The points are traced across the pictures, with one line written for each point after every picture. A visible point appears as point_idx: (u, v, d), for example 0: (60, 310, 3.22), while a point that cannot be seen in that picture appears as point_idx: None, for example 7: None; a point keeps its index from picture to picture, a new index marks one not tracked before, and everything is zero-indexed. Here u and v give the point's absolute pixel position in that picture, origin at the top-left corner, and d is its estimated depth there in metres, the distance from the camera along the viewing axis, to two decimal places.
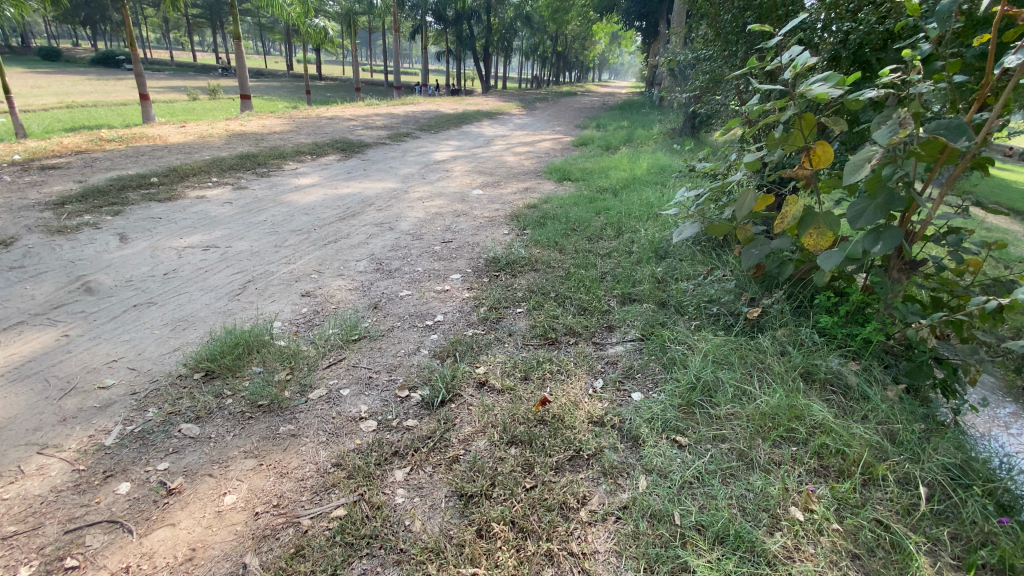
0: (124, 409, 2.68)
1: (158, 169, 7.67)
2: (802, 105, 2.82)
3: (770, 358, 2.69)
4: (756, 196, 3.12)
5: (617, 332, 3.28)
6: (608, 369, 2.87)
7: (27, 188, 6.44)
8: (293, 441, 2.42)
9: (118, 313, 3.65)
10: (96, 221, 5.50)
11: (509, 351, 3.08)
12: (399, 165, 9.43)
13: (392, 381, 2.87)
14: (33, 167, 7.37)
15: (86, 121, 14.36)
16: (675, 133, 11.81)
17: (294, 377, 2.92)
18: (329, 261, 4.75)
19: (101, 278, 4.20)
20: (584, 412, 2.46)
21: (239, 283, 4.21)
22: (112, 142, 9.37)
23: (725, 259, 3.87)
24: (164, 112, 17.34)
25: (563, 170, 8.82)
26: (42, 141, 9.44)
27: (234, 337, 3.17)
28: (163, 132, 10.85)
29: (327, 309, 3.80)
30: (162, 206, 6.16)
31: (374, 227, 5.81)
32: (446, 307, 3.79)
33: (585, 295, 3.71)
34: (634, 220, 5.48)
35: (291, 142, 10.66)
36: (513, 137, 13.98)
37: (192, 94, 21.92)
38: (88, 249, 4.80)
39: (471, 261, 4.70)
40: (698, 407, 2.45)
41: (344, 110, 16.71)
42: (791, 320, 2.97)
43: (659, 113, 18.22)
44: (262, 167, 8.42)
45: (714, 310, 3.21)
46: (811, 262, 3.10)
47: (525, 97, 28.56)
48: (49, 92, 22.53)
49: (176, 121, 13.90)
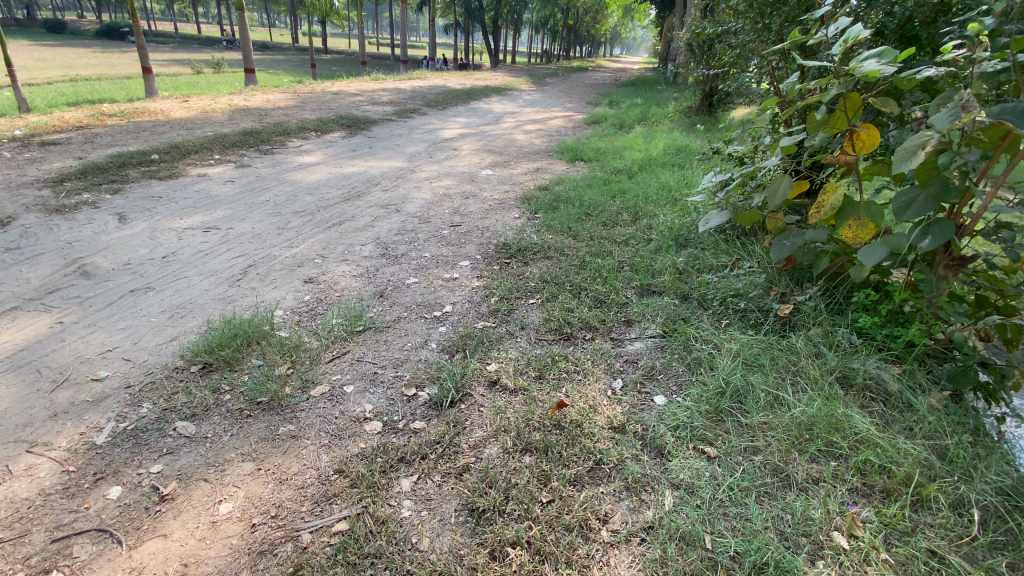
0: (117, 405, 2.55)
1: (160, 145, 7.47)
2: (848, 83, 2.55)
3: (804, 361, 2.51)
4: (791, 184, 2.89)
5: (636, 327, 3.10)
6: (628, 368, 2.70)
7: (26, 164, 6.28)
8: (293, 443, 2.28)
9: (114, 299, 3.51)
10: (95, 200, 5.33)
11: (522, 347, 2.91)
12: (406, 143, 9.15)
13: (398, 377, 2.71)
14: (32, 142, 7.20)
15: (89, 95, 14.15)
16: (691, 112, 11.39)
17: (296, 371, 2.77)
18: (333, 245, 4.57)
19: (99, 261, 4.05)
20: (603, 417, 2.29)
21: (240, 268, 4.04)
22: (114, 117, 9.16)
23: (752, 249, 3.65)
24: (167, 86, 17.02)
25: (575, 149, 8.52)
26: (43, 115, 9.24)
27: (233, 327, 3.01)
28: (166, 107, 10.59)
29: (331, 298, 3.63)
30: (163, 184, 5.99)
31: (380, 208, 5.60)
32: (455, 296, 3.61)
33: (601, 286, 3.52)
34: (651, 205, 5.24)
35: (295, 117, 10.39)
36: (523, 114, 13.59)
37: (196, 67, 21.46)
38: (85, 230, 4.64)
39: (481, 246, 4.50)
40: (728, 414, 2.27)
41: (350, 85, 16.32)
42: (826, 319, 2.77)
43: (675, 90, 17.63)
44: (265, 144, 8.20)
45: (741, 305, 3.02)
46: (847, 255, 2.89)
47: (535, 73, 27.86)
48: (53, 66, 22.09)
49: (179, 95, 13.61)
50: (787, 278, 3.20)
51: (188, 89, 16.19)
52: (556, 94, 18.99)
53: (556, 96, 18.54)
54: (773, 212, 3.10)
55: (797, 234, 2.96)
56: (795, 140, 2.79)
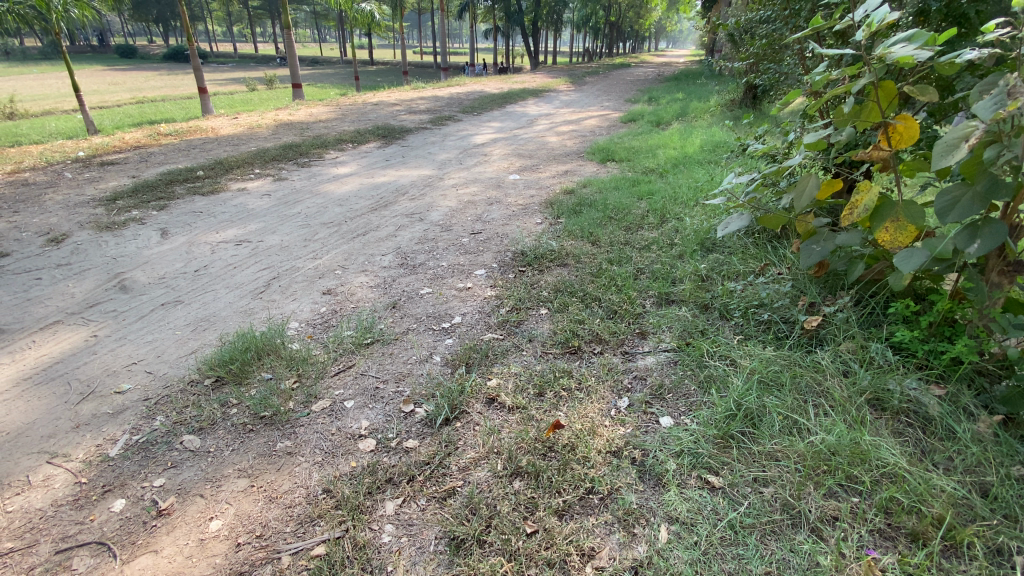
0: (134, 417, 2.67)
1: (205, 162, 7.89)
2: (878, 72, 2.30)
3: (830, 381, 2.27)
4: (819, 183, 2.63)
5: (650, 339, 2.93)
6: (635, 386, 2.54)
7: (86, 184, 6.78)
8: (288, 460, 2.28)
9: (145, 312, 3.70)
10: (142, 216, 5.68)
11: (525, 361, 2.82)
12: (438, 150, 9.24)
13: (398, 392, 2.67)
14: (93, 163, 7.77)
15: (154, 115, 15.22)
16: (734, 105, 10.87)
17: (301, 386, 2.78)
18: (355, 256, 4.64)
19: (137, 275, 4.30)
20: (602, 440, 2.16)
21: (264, 280, 4.16)
22: (169, 136, 9.78)
23: (783, 253, 3.37)
24: (224, 104, 18.06)
25: (607, 149, 8.30)
26: (107, 137, 9.98)
27: (245, 340, 3.08)
28: (216, 124, 11.20)
29: (345, 309, 3.67)
30: (204, 199, 6.30)
31: (404, 218, 5.65)
32: (465, 307, 3.55)
33: (616, 296, 3.36)
34: (679, 206, 4.99)
35: (334, 130, 10.74)
36: (559, 115, 13.43)
37: (250, 85, 22.57)
38: (130, 245, 4.95)
39: (498, 254, 4.43)
40: (738, 440, 2.08)
41: (391, 95, 16.72)
42: (860, 332, 2.51)
43: (719, 83, 16.94)
44: (303, 156, 8.49)
45: (765, 316, 2.78)
46: (886, 260, 2.61)
47: (575, 72, 27.63)
48: (125, 90, 23.86)
49: (231, 112, 14.39)
50: (820, 286, 2.94)
51: (241, 106, 17.06)
52: (595, 93, 18.67)
53: (594, 95, 18.22)
54: (802, 214, 2.85)
55: (828, 238, 2.70)
56: (822, 136, 2.55)
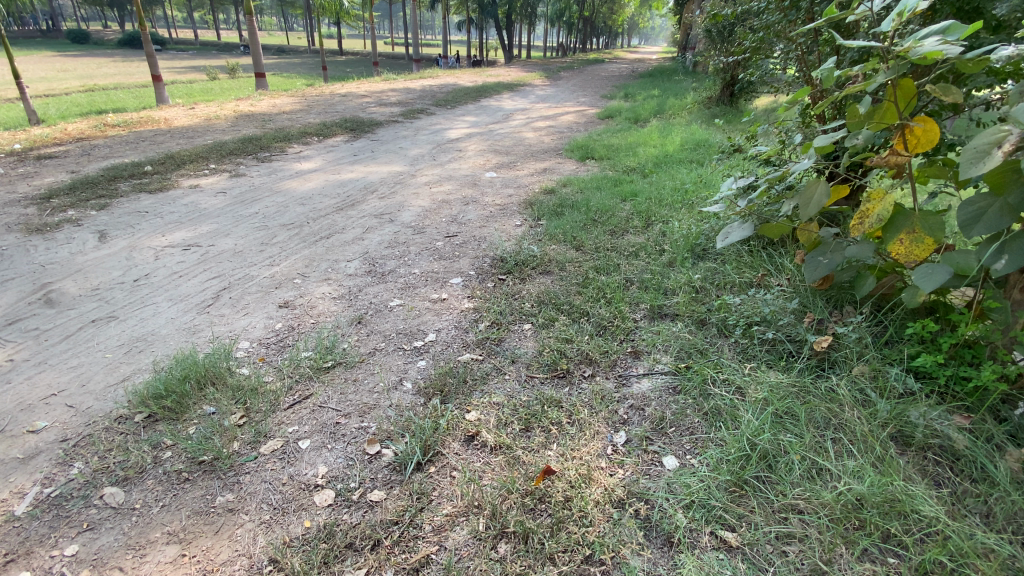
0: (48, 463, 2.25)
1: (155, 156, 7.28)
2: (900, 67, 2.07)
3: (849, 413, 2.04)
4: (828, 191, 2.38)
5: (644, 360, 2.66)
6: (632, 419, 2.26)
7: (18, 180, 6.12)
8: (228, 520, 1.92)
9: (72, 331, 3.23)
10: (79, 217, 5.12)
11: (509, 388, 2.51)
12: (410, 145, 8.81)
13: (363, 429, 2.33)
14: (29, 156, 7.07)
15: (104, 104, 14.23)
16: (710, 102, 10.77)
17: (249, 422, 2.41)
18: (317, 262, 4.24)
19: (67, 286, 3.79)
20: (598, 488, 1.88)
21: (213, 291, 3.73)
22: (117, 127, 9.04)
23: (780, 263, 3.15)
24: (181, 93, 17.04)
25: (586, 147, 8.03)
26: (47, 128, 9.15)
27: (184, 368, 2.68)
28: (170, 115, 10.45)
29: (304, 325, 3.29)
30: (152, 197, 5.75)
31: (373, 218, 5.25)
32: (440, 322, 3.22)
33: (605, 309, 3.08)
34: (665, 209, 4.76)
35: (299, 122, 10.16)
36: (535, 110, 13.12)
37: (210, 72, 21.38)
38: (62, 250, 4.41)
39: (475, 260, 4.10)
40: (753, 488, 1.82)
41: (360, 86, 16.09)
42: (874, 354, 2.28)
43: (694, 79, 16.93)
44: (264, 150, 7.95)
45: (769, 335, 2.53)
46: (897, 274, 2.39)
47: (550, 67, 27.33)
48: (74, 77, 22.36)
49: (188, 102, 13.55)
50: (823, 300, 2.71)
51: (200, 96, 16.12)
52: (571, 88, 18.39)
53: (570, 90, 18.00)
54: (805, 223, 2.61)
55: (835, 250, 2.47)
56: (833, 139, 2.29)
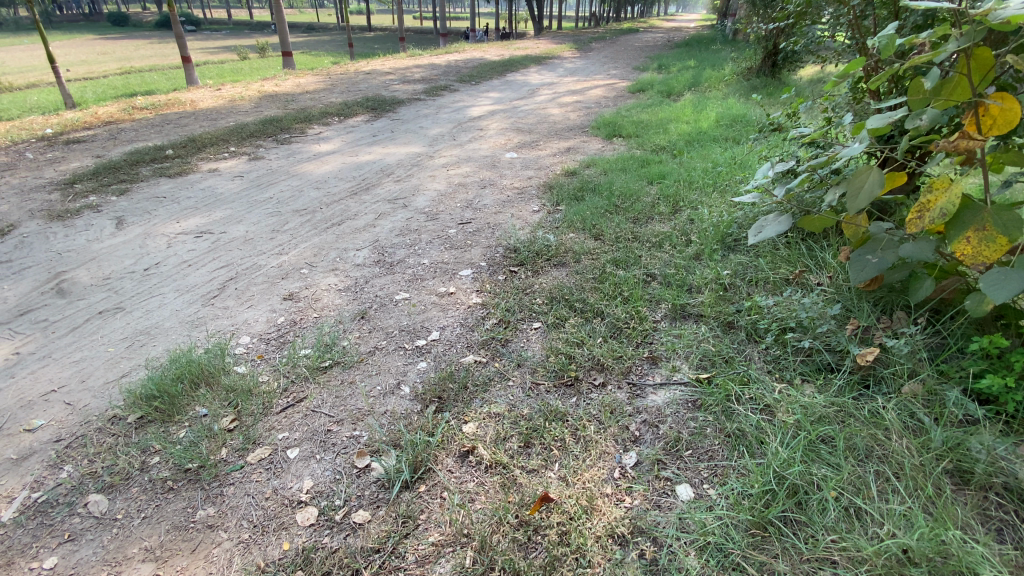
0: (40, 465, 2.21)
1: (178, 139, 7.29)
2: (979, 32, 1.70)
3: (896, 442, 1.76)
4: (881, 180, 2.05)
5: (663, 367, 2.41)
6: (644, 437, 2.05)
7: (45, 166, 6.22)
8: (207, 537, 1.83)
9: (79, 323, 3.20)
10: (99, 202, 5.14)
11: (511, 397, 2.31)
12: (431, 124, 8.57)
13: (354, 438, 2.19)
14: (58, 141, 7.19)
15: (137, 87, 14.48)
16: (750, 74, 10.07)
17: (239, 427, 2.31)
18: (326, 250, 4.11)
19: (79, 275, 3.79)
20: (601, 521, 1.69)
21: (220, 281, 3.65)
22: (144, 110, 9.12)
23: (823, 259, 2.82)
24: (213, 74, 17.20)
25: (613, 124, 7.61)
26: (79, 111, 9.31)
27: (179, 366, 2.59)
28: (197, 97, 10.50)
29: (307, 319, 3.16)
30: (171, 182, 5.74)
31: (386, 204, 5.08)
32: (446, 318, 3.04)
33: (622, 308, 2.84)
34: (694, 193, 4.40)
35: (321, 102, 10.04)
36: (562, 85, 12.60)
37: (240, 52, 21.45)
38: (80, 237, 4.43)
39: (488, 250, 3.89)
40: (778, 530, 1.59)
41: (386, 63, 15.83)
42: (929, 370, 1.96)
43: (733, 48, 15.94)
44: (284, 132, 7.86)
45: (805, 344, 2.25)
46: (961, 276, 2.05)
47: (580, 38, 26.35)
48: (111, 59, 22.80)
49: (217, 83, 13.62)
50: (870, 302, 2.38)
51: (230, 76, 16.21)
52: (601, 60, 17.63)
53: (601, 62, 17.28)
54: (852, 215, 2.28)
55: (888, 248, 2.14)
56: (890, 119, 1.95)
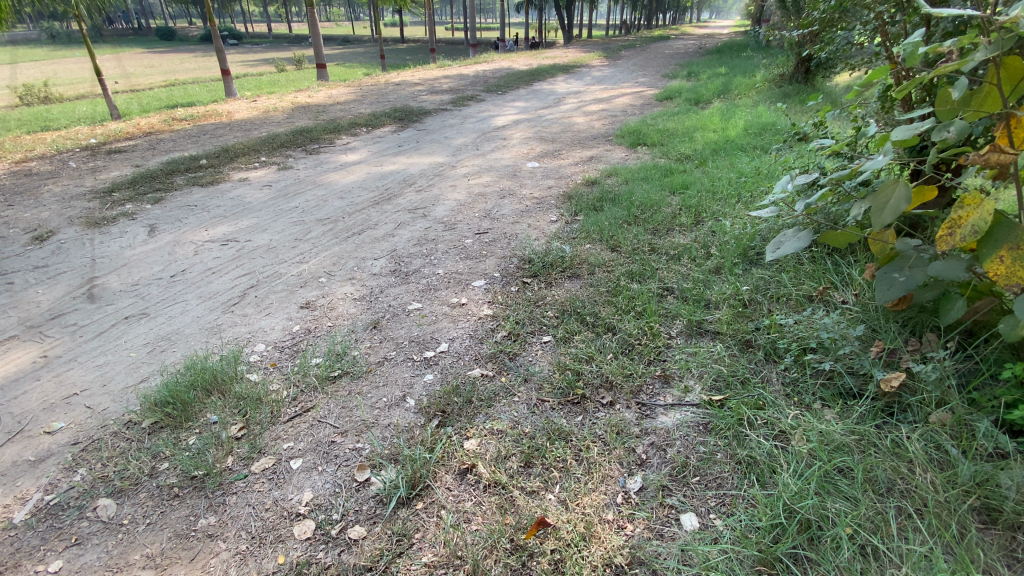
0: (56, 467, 2.28)
1: (212, 149, 7.56)
2: (1010, 38, 1.59)
3: (921, 477, 1.63)
4: (908, 194, 1.92)
5: (674, 387, 2.32)
6: (650, 460, 1.97)
7: (87, 175, 6.53)
8: (206, 547, 1.85)
9: (106, 327, 3.33)
10: (134, 211, 5.36)
11: (516, 413, 2.27)
12: (455, 134, 8.64)
13: (356, 451, 2.18)
14: (101, 151, 7.55)
15: (180, 98, 15.12)
16: (783, 81, 9.82)
17: (247, 436, 2.33)
18: (345, 259, 4.17)
19: (110, 281, 3.95)
20: (598, 549, 1.63)
21: (240, 289, 3.74)
22: (183, 121, 9.51)
23: (849, 275, 2.68)
24: (251, 85, 17.85)
25: (637, 132, 7.51)
26: (124, 123, 9.76)
27: (193, 373, 2.65)
28: (233, 108, 10.90)
29: (321, 328, 3.20)
30: (202, 191, 5.94)
31: (406, 213, 5.13)
32: (456, 330, 3.02)
33: (635, 323, 2.76)
34: (718, 204, 4.28)
35: (350, 112, 10.28)
36: (589, 93, 12.56)
37: (277, 64, 22.28)
38: (114, 244, 4.62)
39: (503, 260, 3.87)
40: (785, 567, 1.50)
41: (415, 74, 16.12)
42: (961, 398, 1.82)
43: (766, 55, 15.60)
44: (313, 142, 8.06)
45: (825, 367, 2.13)
46: (996, 297, 1.90)
47: (609, 46, 26.28)
48: (158, 72, 24.04)
49: (253, 95, 14.13)
50: (897, 323, 2.24)
51: (266, 88, 16.79)
52: (630, 68, 17.50)
53: (630, 69, 17.16)
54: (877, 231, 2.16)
55: (915, 266, 2.01)
56: (916, 131, 1.83)
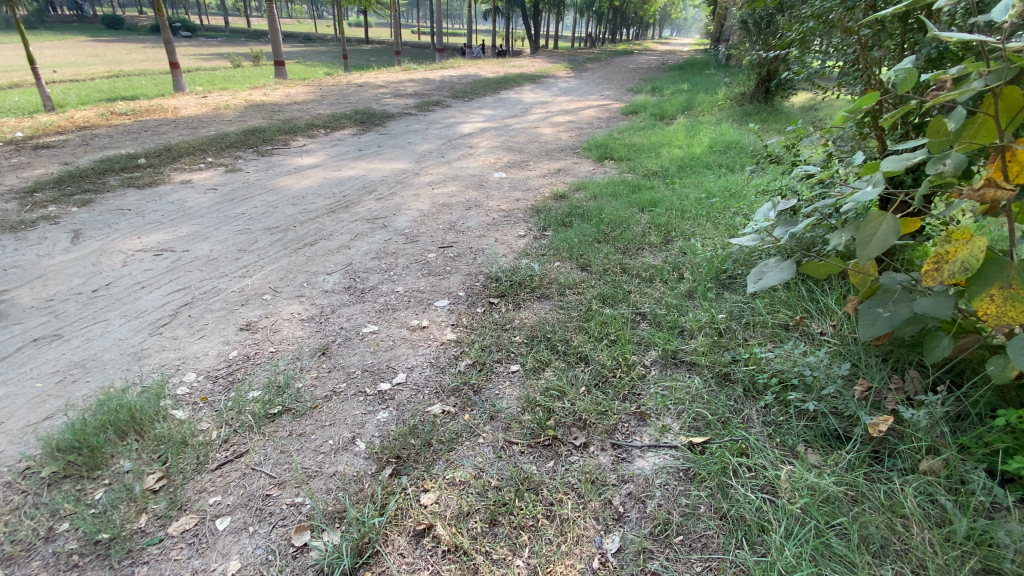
0: None
1: (153, 147, 6.99)
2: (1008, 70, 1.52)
3: (919, 538, 1.51)
4: (896, 227, 1.83)
5: (651, 427, 2.15)
6: (628, 515, 1.78)
7: (7, 171, 5.89)
8: None
9: (9, 351, 2.89)
10: (58, 213, 4.82)
11: (480, 458, 2.04)
12: (419, 140, 8.36)
13: (296, 507, 1.90)
14: (25, 146, 6.85)
15: (124, 91, 14.17)
16: (744, 99, 10.05)
17: (167, 488, 2.00)
18: (294, 273, 3.83)
19: (20, 296, 3.47)
20: None
21: (173, 307, 3.35)
22: (123, 116, 8.82)
23: (825, 305, 2.60)
24: (203, 80, 16.96)
25: (605, 146, 7.45)
26: (56, 115, 8.96)
27: (106, 411, 2.29)
28: (180, 103, 10.22)
29: (263, 353, 2.87)
30: (138, 194, 5.44)
31: (365, 223, 4.83)
32: (415, 357, 2.76)
33: (608, 352, 2.59)
34: (687, 223, 4.20)
35: (309, 113, 9.82)
36: (556, 104, 12.53)
37: (233, 60, 21.35)
38: (30, 251, 4.11)
39: (467, 278, 3.64)
40: None
41: (379, 76, 15.71)
42: (951, 445, 1.72)
43: (726, 73, 16.07)
44: (267, 143, 7.61)
45: (809, 407, 2.01)
46: (981, 336, 1.82)
47: (575, 57, 26.58)
48: (103, 62, 22.67)
49: (205, 90, 13.36)
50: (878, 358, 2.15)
51: (218, 84, 15.95)
52: (596, 81, 17.65)
53: (596, 82, 17.33)
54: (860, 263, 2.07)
55: (900, 301, 1.92)
56: (907, 162, 1.75)
